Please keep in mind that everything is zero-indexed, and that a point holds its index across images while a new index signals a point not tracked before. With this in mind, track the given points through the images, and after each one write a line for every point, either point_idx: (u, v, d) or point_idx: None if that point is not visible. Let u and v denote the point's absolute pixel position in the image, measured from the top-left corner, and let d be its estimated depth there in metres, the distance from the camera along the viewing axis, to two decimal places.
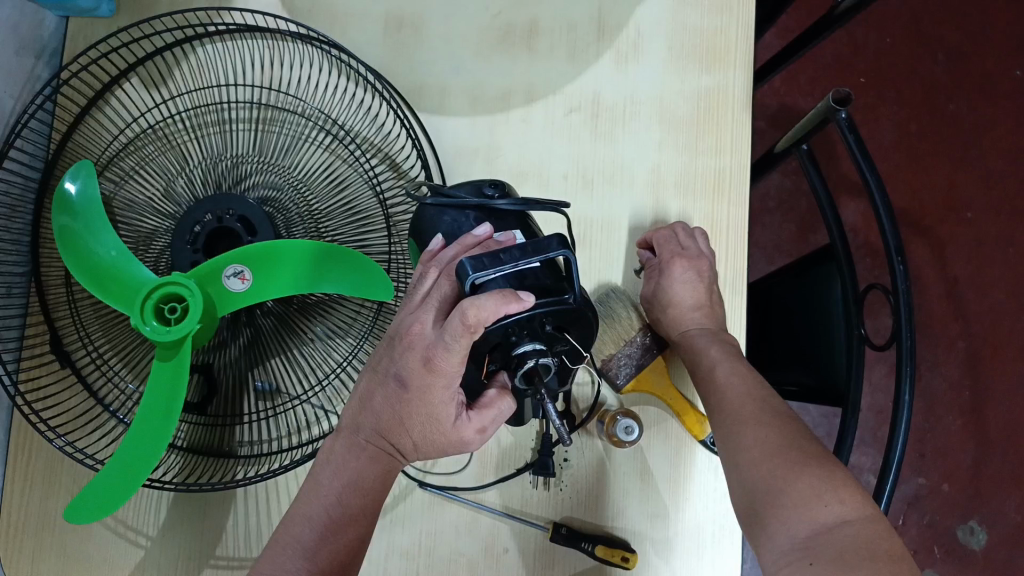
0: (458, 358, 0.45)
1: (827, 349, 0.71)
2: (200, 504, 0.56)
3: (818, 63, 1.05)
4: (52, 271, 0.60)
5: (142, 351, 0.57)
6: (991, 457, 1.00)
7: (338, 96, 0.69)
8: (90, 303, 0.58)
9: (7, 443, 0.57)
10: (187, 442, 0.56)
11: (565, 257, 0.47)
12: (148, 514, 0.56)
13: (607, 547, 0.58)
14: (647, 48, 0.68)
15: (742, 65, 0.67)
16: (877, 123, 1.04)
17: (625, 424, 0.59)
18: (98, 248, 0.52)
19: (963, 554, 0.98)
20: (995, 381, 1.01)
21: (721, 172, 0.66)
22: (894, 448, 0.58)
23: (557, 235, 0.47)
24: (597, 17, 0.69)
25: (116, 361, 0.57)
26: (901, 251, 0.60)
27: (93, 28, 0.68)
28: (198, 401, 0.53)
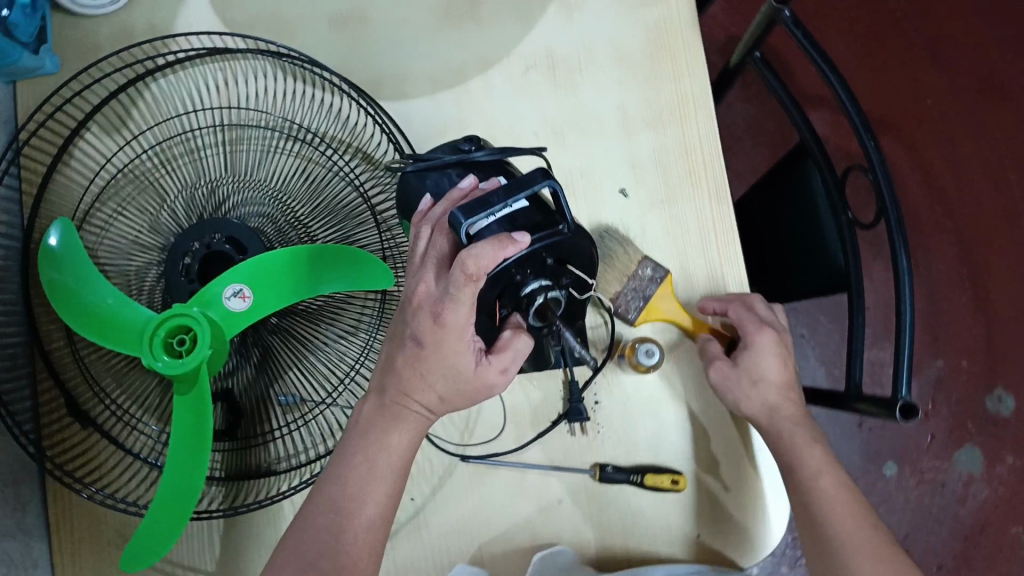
0: (466, 309, 0.46)
1: (818, 243, 0.71)
2: (249, 527, 0.57)
3: None
4: (53, 338, 0.60)
5: (159, 394, 0.57)
6: (1003, 324, 1.02)
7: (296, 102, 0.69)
8: (97, 358, 0.59)
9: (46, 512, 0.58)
10: (223, 471, 0.56)
11: (551, 189, 0.48)
12: (202, 551, 0.56)
13: (657, 477, 0.59)
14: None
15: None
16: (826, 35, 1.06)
17: (645, 347, 0.60)
18: (92, 298, 0.51)
19: (994, 423, 1.01)
20: (990, 251, 1.03)
21: (683, 97, 0.70)
22: (902, 311, 0.61)
23: (540, 170, 0.48)
24: None
25: (135, 408, 0.58)
26: (871, 130, 0.61)
27: (42, 85, 0.69)
28: (226, 427, 0.54)
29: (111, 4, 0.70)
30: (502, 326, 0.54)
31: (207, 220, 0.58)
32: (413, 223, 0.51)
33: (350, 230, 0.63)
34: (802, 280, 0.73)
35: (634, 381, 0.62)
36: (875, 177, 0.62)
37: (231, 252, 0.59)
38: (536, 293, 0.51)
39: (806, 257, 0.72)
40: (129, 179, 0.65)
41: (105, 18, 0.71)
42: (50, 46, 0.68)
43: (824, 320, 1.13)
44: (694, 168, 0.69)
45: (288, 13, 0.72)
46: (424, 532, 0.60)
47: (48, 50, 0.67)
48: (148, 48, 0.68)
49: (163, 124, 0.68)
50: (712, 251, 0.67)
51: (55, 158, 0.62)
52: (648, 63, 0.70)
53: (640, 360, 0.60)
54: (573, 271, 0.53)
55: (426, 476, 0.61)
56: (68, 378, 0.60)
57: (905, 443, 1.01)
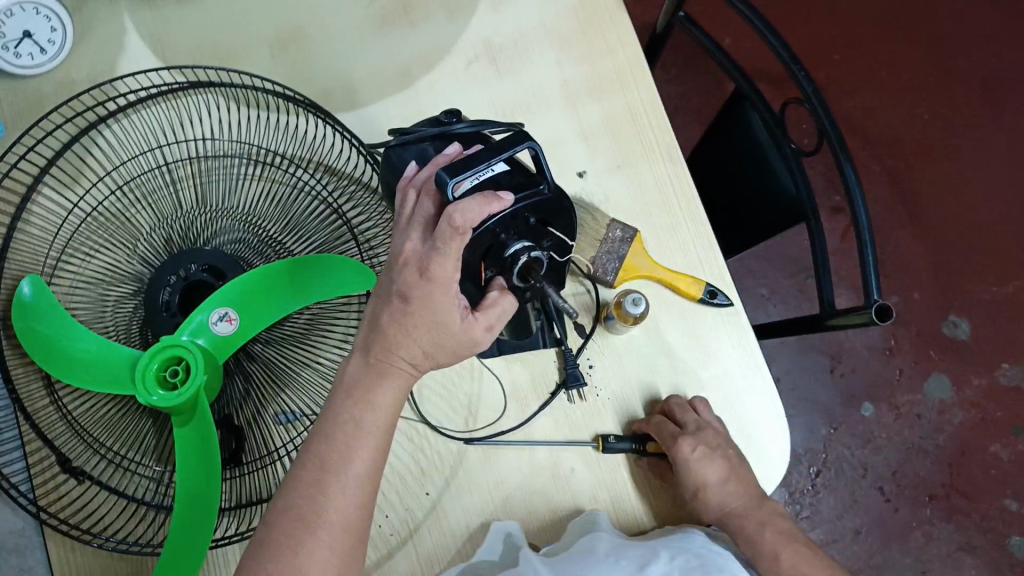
0: (452, 262, 0.48)
1: (768, 178, 0.74)
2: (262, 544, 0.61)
3: None
4: (36, 399, 0.60)
5: (157, 436, 0.59)
6: (945, 253, 1.20)
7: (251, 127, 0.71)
8: (86, 411, 0.60)
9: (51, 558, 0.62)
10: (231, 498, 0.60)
11: (533, 151, 0.50)
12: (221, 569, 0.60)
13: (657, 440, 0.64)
14: None
15: None
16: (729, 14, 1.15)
17: (632, 297, 0.64)
18: (77, 345, 0.56)
19: (956, 346, 1.17)
20: (918, 187, 1.22)
21: (619, 66, 0.74)
22: (861, 222, 0.64)
23: (519, 132, 0.50)
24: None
25: (133, 453, 0.59)
26: (795, 59, 0.66)
27: None
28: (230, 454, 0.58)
29: (51, 60, 0.69)
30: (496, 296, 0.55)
31: (183, 251, 0.61)
32: (399, 188, 0.53)
33: (325, 243, 0.65)
34: (767, 216, 0.75)
35: (621, 342, 0.68)
36: (811, 106, 0.66)
37: (211, 279, 0.61)
38: (520, 253, 0.52)
39: (762, 194, 0.76)
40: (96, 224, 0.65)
41: (46, 75, 0.70)
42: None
43: (778, 277, 1.18)
44: (641, 129, 0.72)
45: (227, 41, 0.73)
46: (445, 524, 0.62)
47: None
48: (98, 92, 0.69)
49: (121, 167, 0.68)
50: (672, 201, 0.71)
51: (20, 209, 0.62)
52: (579, 37, 0.74)
53: (628, 310, 0.64)
54: (556, 234, 0.54)
55: (438, 467, 0.64)
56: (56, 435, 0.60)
57: (877, 383, 1.16)
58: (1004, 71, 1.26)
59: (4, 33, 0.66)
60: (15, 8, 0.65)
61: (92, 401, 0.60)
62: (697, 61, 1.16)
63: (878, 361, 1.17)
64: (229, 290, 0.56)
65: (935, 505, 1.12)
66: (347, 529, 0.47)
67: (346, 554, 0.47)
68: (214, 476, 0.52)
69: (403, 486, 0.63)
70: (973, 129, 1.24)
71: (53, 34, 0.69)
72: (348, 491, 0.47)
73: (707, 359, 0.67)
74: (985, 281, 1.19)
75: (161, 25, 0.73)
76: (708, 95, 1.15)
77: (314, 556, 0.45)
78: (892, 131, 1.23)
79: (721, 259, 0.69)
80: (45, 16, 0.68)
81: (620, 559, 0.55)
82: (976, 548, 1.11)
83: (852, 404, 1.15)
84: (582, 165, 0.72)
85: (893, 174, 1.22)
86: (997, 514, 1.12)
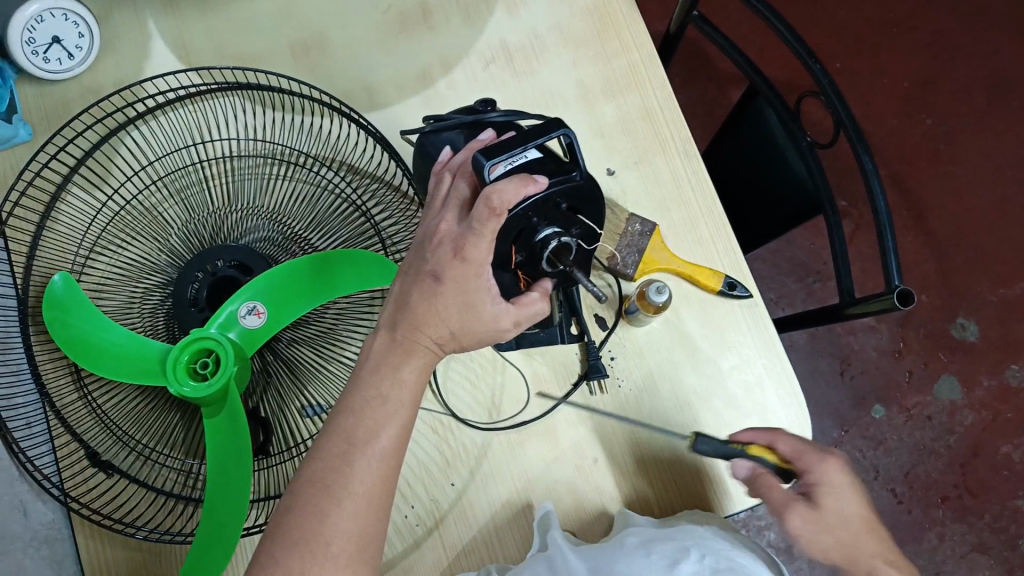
0: (487, 243, 0.49)
1: (786, 172, 0.77)
2: None
3: None
4: (62, 392, 0.60)
5: (185, 429, 0.59)
6: (951, 256, 1.21)
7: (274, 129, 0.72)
8: (114, 405, 0.59)
9: (78, 553, 0.61)
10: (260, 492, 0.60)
11: (566, 138, 0.51)
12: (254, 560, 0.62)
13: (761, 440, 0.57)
14: None
15: None
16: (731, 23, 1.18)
17: (655, 286, 0.64)
18: (109, 340, 0.56)
19: (966, 348, 1.18)
20: (924, 191, 1.24)
21: (634, 66, 0.75)
22: (879, 210, 0.66)
23: (553, 119, 0.52)
24: None
25: (160, 446, 0.59)
26: (811, 52, 0.68)
27: (15, 154, 0.68)
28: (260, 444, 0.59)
29: (79, 65, 0.69)
30: (529, 286, 0.56)
31: (211, 248, 0.62)
32: (435, 171, 0.55)
33: (350, 240, 0.66)
34: (789, 205, 0.78)
35: (643, 333, 0.69)
36: (826, 97, 0.68)
37: (238, 274, 0.62)
38: (550, 238, 0.51)
39: (784, 188, 0.78)
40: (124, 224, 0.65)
41: (74, 80, 0.71)
42: (20, 115, 0.68)
43: (787, 281, 1.19)
44: (657, 126, 0.74)
45: (250, 45, 0.74)
46: (471, 515, 0.63)
47: (20, 119, 0.68)
48: (125, 94, 0.69)
49: (147, 169, 0.69)
50: (689, 196, 0.72)
51: (48, 208, 0.63)
52: (595, 37, 0.76)
53: (651, 298, 0.64)
54: (584, 221, 0.53)
55: (464, 459, 0.64)
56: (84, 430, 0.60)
57: (888, 384, 1.16)
58: (1005, 77, 1.29)
59: (35, 39, 0.67)
60: (46, 14, 0.66)
61: (119, 396, 0.60)
62: (703, 68, 1.18)
63: (887, 362, 1.17)
64: (258, 283, 0.57)
65: (947, 506, 1.12)
66: (374, 502, 0.47)
67: (372, 526, 0.47)
68: (248, 456, 0.53)
69: (429, 479, 0.63)
70: (975, 134, 1.26)
71: (80, 40, 0.69)
72: (374, 465, 0.48)
73: (726, 348, 0.68)
74: (991, 283, 1.20)
75: (184, 29, 0.73)
76: (714, 102, 1.17)
77: (340, 526, 0.46)
78: (894, 136, 1.25)
79: (738, 250, 0.71)
80: (74, 22, 0.68)
81: (652, 554, 0.53)
82: (989, 548, 1.11)
83: (863, 406, 1.16)
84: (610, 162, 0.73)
85: (897, 178, 1.24)
86: (1009, 514, 1.13)
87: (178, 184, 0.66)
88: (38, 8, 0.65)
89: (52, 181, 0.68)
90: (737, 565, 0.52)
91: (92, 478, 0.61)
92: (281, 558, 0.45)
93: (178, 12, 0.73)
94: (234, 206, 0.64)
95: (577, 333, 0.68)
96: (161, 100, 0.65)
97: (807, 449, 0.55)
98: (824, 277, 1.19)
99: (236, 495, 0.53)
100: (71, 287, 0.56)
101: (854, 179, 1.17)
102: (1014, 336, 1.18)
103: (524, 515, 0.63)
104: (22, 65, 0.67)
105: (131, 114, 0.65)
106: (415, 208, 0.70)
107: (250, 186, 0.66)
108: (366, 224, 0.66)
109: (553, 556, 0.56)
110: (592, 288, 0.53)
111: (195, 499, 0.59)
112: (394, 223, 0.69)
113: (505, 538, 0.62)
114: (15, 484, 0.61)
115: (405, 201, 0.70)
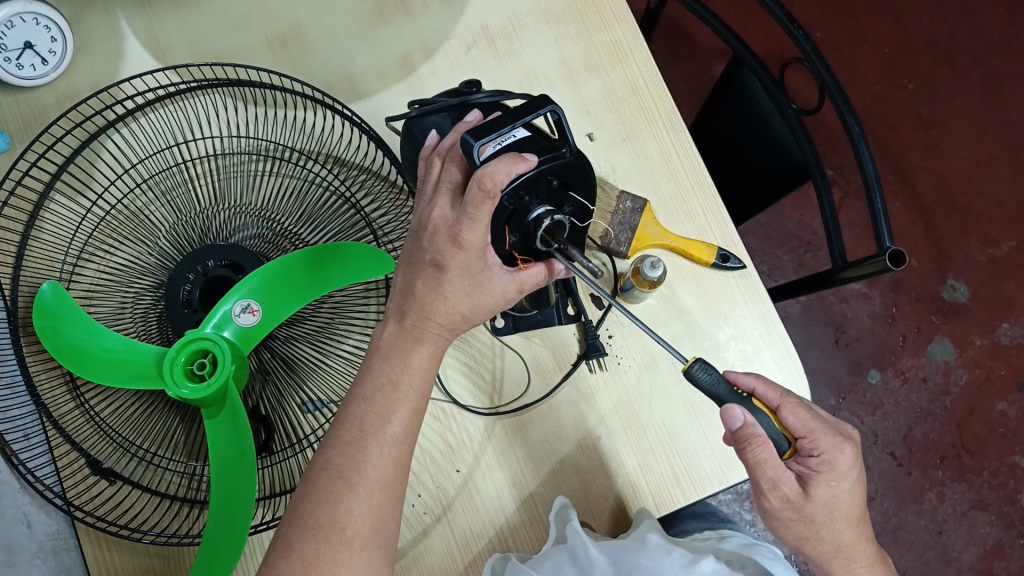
0: (483, 226, 0.48)
1: (774, 140, 0.77)
2: None
3: None
4: (59, 402, 0.60)
5: (185, 431, 0.59)
6: (938, 218, 1.22)
7: (257, 125, 0.71)
8: (113, 412, 0.59)
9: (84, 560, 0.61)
10: (265, 491, 0.60)
11: (554, 115, 0.50)
12: (255, 553, 0.63)
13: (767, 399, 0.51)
14: None
15: None
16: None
17: (650, 261, 0.64)
18: (103, 347, 0.55)
19: (957, 309, 1.19)
20: (909, 156, 1.24)
21: (616, 42, 0.75)
22: (869, 172, 0.67)
23: (541, 96, 0.51)
24: None
25: (161, 449, 0.59)
26: (793, 19, 0.68)
27: None
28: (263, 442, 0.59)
29: (54, 70, 0.68)
30: (529, 264, 0.55)
31: (200, 248, 0.62)
32: (423, 157, 0.55)
33: (341, 233, 0.65)
34: (778, 173, 0.78)
35: (639, 310, 0.69)
36: (810, 62, 0.69)
37: (230, 274, 0.62)
38: (543, 217, 0.51)
39: (771, 155, 0.78)
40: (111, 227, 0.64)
41: (48, 86, 0.69)
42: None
43: (779, 253, 1.20)
44: (642, 102, 0.74)
45: (228, 41, 0.73)
46: (477, 500, 0.63)
47: None
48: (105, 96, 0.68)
49: (130, 172, 0.68)
50: (676, 169, 0.72)
51: (32, 215, 0.62)
52: (575, 15, 0.76)
53: (646, 274, 0.64)
54: (575, 198, 0.53)
55: (468, 445, 0.64)
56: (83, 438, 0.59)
57: (882, 349, 1.17)
58: (984, 38, 1.29)
59: (6, 45, 0.65)
60: (16, 19, 0.65)
61: (117, 402, 0.59)
62: (684, 45, 1.18)
63: (881, 328, 1.18)
64: (252, 280, 0.57)
65: (946, 465, 1.13)
66: (387, 489, 0.48)
67: (386, 511, 0.48)
68: (249, 453, 0.53)
69: (434, 467, 0.63)
70: (957, 95, 1.26)
71: (54, 44, 0.68)
72: (387, 450, 0.48)
73: (722, 320, 0.68)
74: (979, 244, 1.21)
75: (159, 27, 0.72)
76: (697, 77, 1.17)
77: (355, 513, 0.47)
78: (878, 102, 1.26)
79: (728, 221, 0.71)
80: (45, 27, 0.67)
81: (674, 551, 0.56)
82: (989, 505, 1.12)
83: (859, 372, 1.16)
84: (590, 126, 0.73)
85: (883, 145, 1.24)
86: (1007, 470, 1.14)
87: (164, 186, 0.65)
88: (8, 13, 0.64)
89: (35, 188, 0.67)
90: (748, 560, 0.58)
91: (94, 485, 0.61)
92: (296, 544, 0.46)
93: (152, 10, 0.73)
94: (221, 204, 0.64)
95: (574, 313, 0.68)
96: (143, 100, 0.65)
97: (819, 429, 0.49)
98: (814, 246, 1.19)
99: (241, 493, 0.52)
100: (61, 293, 0.55)
101: (839, 146, 1.17)
102: (1003, 294, 1.20)
103: (533, 497, 0.63)
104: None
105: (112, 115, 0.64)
106: (404, 198, 0.70)
107: (238, 183, 0.65)
108: (357, 216, 0.66)
109: (575, 547, 0.57)
110: (588, 264, 0.51)
111: (201, 499, 0.59)
112: (384, 214, 0.69)
113: (515, 521, 0.62)
114: (17, 496, 0.61)
115: (395, 191, 0.70)
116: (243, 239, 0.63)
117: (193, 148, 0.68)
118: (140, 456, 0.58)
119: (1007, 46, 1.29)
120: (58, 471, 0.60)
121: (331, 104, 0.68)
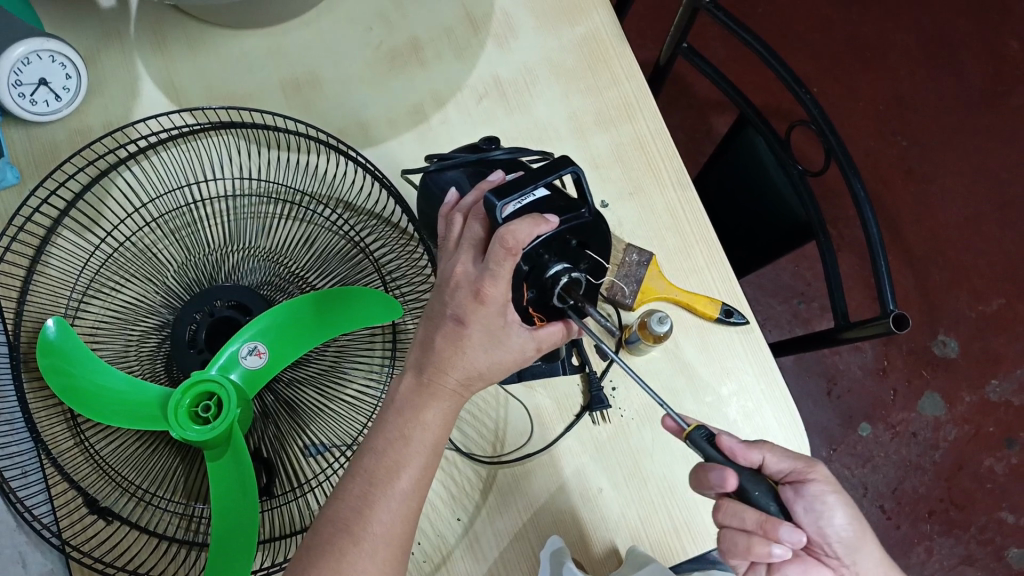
0: (505, 282, 0.49)
1: (779, 198, 0.78)
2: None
3: (639, 18, 1.20)
4: (60, 441, 0.59)
5: (184, 473, 0.58)
6: (928, 274, 1.25)
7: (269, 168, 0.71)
8: (113, 451, 0.58)
9: None
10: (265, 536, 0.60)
11: (575, 175, 0.52)
12: None
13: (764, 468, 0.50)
14: (520, 29, 0.78)
15: (601, 11, 0.80)
16: (707, 51, 1.22)
17: (657, 316, 0.65)
18: (106, 385, 0.55)
19: (947, 363, 1.20)
20: (900, 211, 1.27)
21: (626, 98, 0.77)
22: (874, 237, 0.68)
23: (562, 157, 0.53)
24: (466, 18, 0.78)
25: (159, 491, 0.57)
26: (800, 84, 0.70)
27: (6, 199, 0.67)
28: (264, 487, 0.58)
29: (67, 106, 0.69)
30: (544, 321, 0.55)
31: (207, 289, 0.61)
32: (443, 214, 0.56)
33: (348, 278, 0.65)
34: (781, 229, 0.80)
35: (641, 362, 0.69)
36: (817, 125, 0.71)
37: (236, 315, 0.61)
38: (560, 274, 0.51)
39: (775, 211, 0.80)
40: (120, 265, 0.64)
41: (61, 121, 0.70)
42: (8, 158, 0.67)
43: (772, 302, 1.21)
44: (651, 157, 0.75)
45: (241, 83, 0.74)
46: (475, 552, 0.62)
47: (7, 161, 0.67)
48: (119, 134, 0.69)
49: (141, 211, 0.68)
50: (683, 225, 0.73)
51: (39, 251, 0.62)
52: (585, 69, 0.77)
53: (653, 328, 0.65)
54: (591, 256, 0.54)
55: (468, 495, 0.64)
56: (82, 477, 0.58)
57: (873, 403, 1.19)
58: (974, 98, 1.33)
59: (21, 81, 0.66)
60: (32, 56, 0.65)
61: (118, 439, 0.58)
62: (683, 95, 1.21)
63: (872, 380, 1.20)
64: (260, 323, 0.57)
65: (935, 519, 1.14)
66: (394, 544, 0.48)
67: (391, 568, 0.48)
68: (252, 493, 0.53)
69: (435, 516, 0.63)
70: (947, 153, 1.30)
71: (68, 81, 0.68)
72: (395, 505, 0.48)
73: (725, 374, 0.69)
74: (968, 300, 1.23)
75: (173, 68, 0.73)
76: (695, 127, 1.20)
77: (360, 568, 0.46)
78: (870, 158, 1.29)
79: (733, 277, 0.72)
80: (61, 64, 0.67)
81: None
82: (977, 560, 1.13)
83: (850, 425, 1.18)
84: (602, 180, 0.74)
85: (876, 200, 1.27)
86: (995, 526, 1.14)
87: (174, 228, 0.65)
88: (24, 50, 0.65)
89: (45, 223, 0.67)
90: None
91: (89, 525, 0.59)
92: None
93: (168, 52, 0.74)
94: (229, 246, 0.64)
95: (578, 364, 0.68)
96: (158, 141, 0.65)
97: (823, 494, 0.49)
98: (807, 298, 1.21)
99: (242, 534, 0.52)
100: (63, 331, 0.55)
101: (833, 201, 1.20)
102: (993, 350, 1.21)
103: (534, 551, 0.63)
104: (9, 107, 0.66)
105: (126, 155, 0.65)
106: (414, 245, 0.69)
107: (247, 226, 0.65)
108: (365, 261, 0.66)
109: None
110: (603, 322, 0.52)
111: (201, 542, 0.57)
112: (394, 259, 0.69)
113: (514, 572, 0.62)
114: (13, 535, 0.60)
115: (404, 237, 0.70)
116: (250, 280, 0.62)
117: (203, 188, 0.68)
118: (139, 497, 0.57)
119: (996, 107, 1.33)
120: (56, 510, 0.59)
121: (343, 149, 0.68)
